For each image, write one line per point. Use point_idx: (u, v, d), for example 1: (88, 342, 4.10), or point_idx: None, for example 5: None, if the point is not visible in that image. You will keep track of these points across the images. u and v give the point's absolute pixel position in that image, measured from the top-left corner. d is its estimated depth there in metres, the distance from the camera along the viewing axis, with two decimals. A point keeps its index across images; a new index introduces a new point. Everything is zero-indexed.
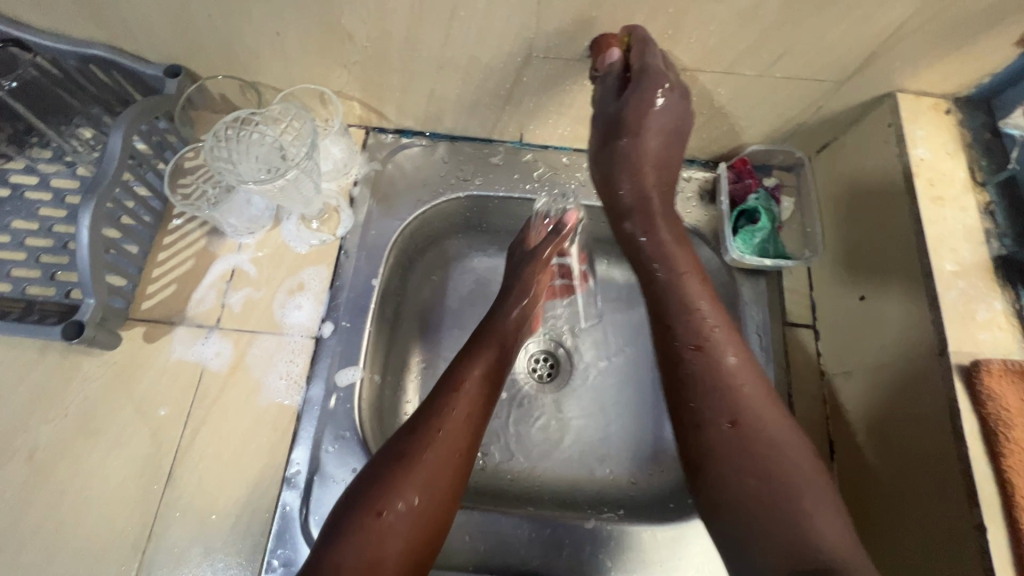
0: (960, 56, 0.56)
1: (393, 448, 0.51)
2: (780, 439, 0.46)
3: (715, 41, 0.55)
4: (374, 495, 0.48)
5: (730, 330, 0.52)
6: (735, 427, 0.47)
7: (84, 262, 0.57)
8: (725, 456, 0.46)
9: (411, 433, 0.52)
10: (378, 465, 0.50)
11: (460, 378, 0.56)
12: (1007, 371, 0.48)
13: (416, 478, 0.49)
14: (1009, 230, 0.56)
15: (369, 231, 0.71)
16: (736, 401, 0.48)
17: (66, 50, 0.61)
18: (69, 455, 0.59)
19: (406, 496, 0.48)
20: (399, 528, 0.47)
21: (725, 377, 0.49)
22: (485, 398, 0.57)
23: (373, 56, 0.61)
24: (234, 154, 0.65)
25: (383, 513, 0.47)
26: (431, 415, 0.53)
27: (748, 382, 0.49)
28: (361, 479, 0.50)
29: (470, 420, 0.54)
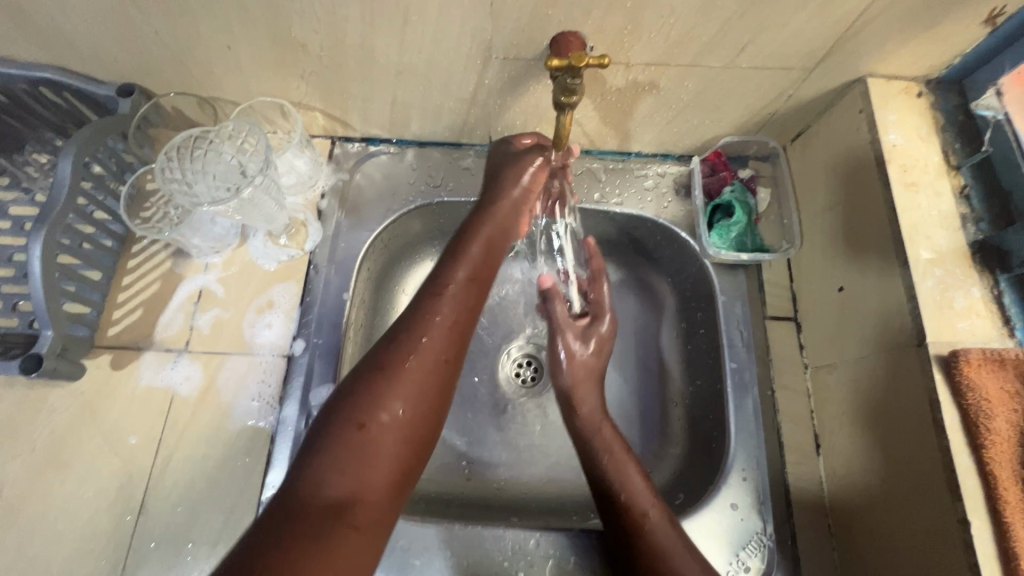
0: (928, 39, 0.55)
1: (370, 360, 0.47)
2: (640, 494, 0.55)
3: (678, 35, 0.54)
4: (355, 407, 0.44)
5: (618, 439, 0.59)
6: (626, 491, 0.55)
7: (38, 292, 0.56)
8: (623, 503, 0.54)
9: (392, 344, 0.48)
10: (354, 375, 0.46)
11: (444, 282, 0.53)
12: (986, 359, 0.47)
13: (402, 387, 0.46)
14: (985, 213, 0.55)
15: (339, 244, 0.69)
16: (622, 471, 0.56)
17: (14, 74, 0.59)
18: (38, 489, 0.58)
19: (391, 406, 0.45)
20: (387, 435, 0.44)
21: (618, 469, 0.56)
22: (470, 304, 0.54)
23: (329, 65, 0.59)
24: (189, 173, 0.64)
25: (365, 425, 0.43)
26: (410, 323, 0.50)
27: (633, 479, 0.56)
28: (332, 398, 0.46)
29: (458, 323, 0.52)
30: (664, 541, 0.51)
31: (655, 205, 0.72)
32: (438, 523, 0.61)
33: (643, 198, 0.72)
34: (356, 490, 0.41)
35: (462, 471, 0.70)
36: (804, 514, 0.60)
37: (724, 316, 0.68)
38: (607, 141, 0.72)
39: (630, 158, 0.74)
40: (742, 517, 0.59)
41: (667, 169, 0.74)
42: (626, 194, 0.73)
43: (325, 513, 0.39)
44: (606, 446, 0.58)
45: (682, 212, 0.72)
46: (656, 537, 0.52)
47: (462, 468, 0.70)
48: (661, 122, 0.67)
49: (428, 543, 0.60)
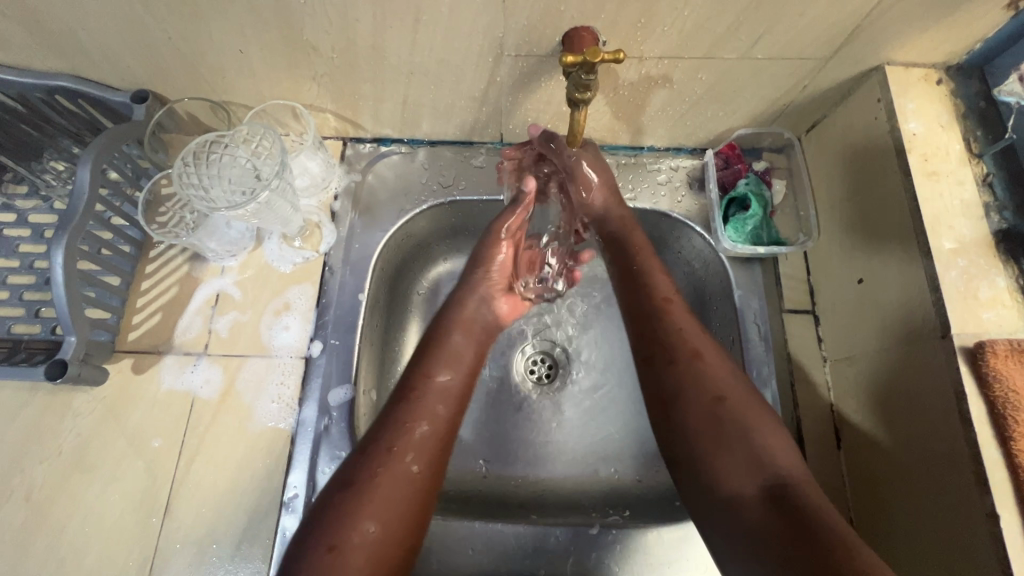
0: (948, 24, 0.54)
1: (340, 475, 0.48)
2: (726, 387, 0.50)
3: (692, 27, 0.53)
4: (329, 528, 0.44)
5: (722, 358, 0.52)
6: (719, 401, 0.49)
7: (61, 299, 0.57)
8: (706, 418, 0.49)
9: (365, 455, 0.48)
10: (329, 491, 0.47)
11: (414, 387, 0.54)
12: (1013, 351, 0.47)
13: (373, 506, 0.45)
14: (1009, 202, 0.54)
15: (353, 246, 0.70)
16: (700, 373, 0.51)
17: (31, 83, 0.59)
18: (65, 492, 0.59)
19: (362, 525, 0.44)
20: (355, 559, 0.43)
21: (708, 380, 0.51)
22: (449, 405, 0.54)
23: (340, 66, 0.59)
24: (206, 178, 0.64)
25: (336, 548, 0.43)
26: (383, 433, 0.50)
27: (725, 388, 0.50)
28: (310, 512, 0.46)
29: (433, 432, 0.51)
30: (773, 450, 0.46)
31: (669, 201, 0.71)
32: (458, 522, 0.61)
33: (657, 193, 0.72)
34: None
35: (479, 469, 0.71)
36: None
37: (740, 310, 0.67)
38: (619, 136, 0.71)
39: (642, 152, 0.74)
40: None
41: (680, 163, 0.73)
42: (638, 188, 0.72)
43: None
44: (681, 334, 0.54)
45: (697, 206, 0.71)
46: (734, 415, 0.48)
47: (479, 465, 0.71)
48: (674, 116, 0.67)
49: (449, 542, 0.60)
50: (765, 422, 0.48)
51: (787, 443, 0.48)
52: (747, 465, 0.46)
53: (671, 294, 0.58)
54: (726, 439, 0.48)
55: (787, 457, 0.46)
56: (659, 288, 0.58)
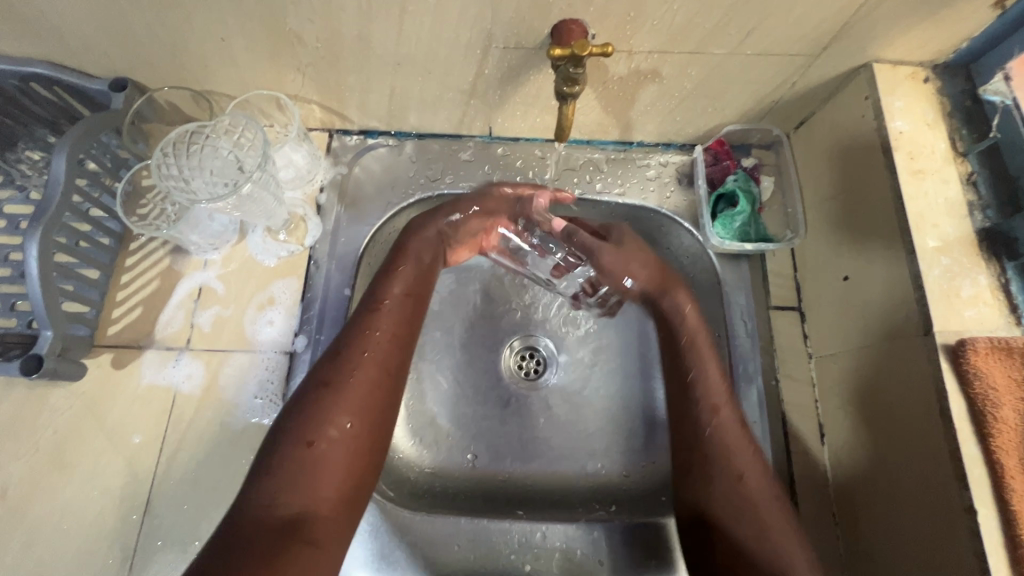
0: (936, 22, 0.54)
1: (317, 375, 0.51)
2: (755, 484, 0.54)
3: (681, 22, 0.53)
4: (305, 423, 0.48)
5: (747, 439, 0.56)
6: (741, 483, 0.54)
7: (36, 292, 0.55)
8: (730, 512, 0.54)
9: (332, 359, 0.52)
10: (305, 389, 0.50)
11: (379, 298, 0.57)
12: (994, 348, 0.47)
13: (347, 402, 0.50)
14: (991, 200, 0.55)
15: (339, 239, 0.69)
16: (733, 458, 0.55)
17: (3, 70, 0.57)
18: (43, 489, 0.57)
19: (338, 421, 0.49)
20: (335, 448, 0.48)
21: (732, 457, 0.55)
22: (406, 318, 0.57)
23: (325, 57, 0.58)
24: (186, 169, 0.63)
25: (314, 443, 0.47)
26: (349, 339, 0.53)
27: (750, 472, 0.54)
28: (291, 405, 0.50)
29: (392, 338, 0.55)
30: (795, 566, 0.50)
31: (658, 196, 0.71)
32: (444, 517, 0.61)
33: (645, 188, 0.72)
34: (305, 505, 0.45)
35: (467, 463, 0.70)
36: (809, 505, 0.60)
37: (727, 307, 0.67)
38: (609, 131, 0.71)
39: (632, 148, 0.74)
40: None
41: (669, 158, 0.73)
42: (627, 183, 0.72)
43: (278, 528, 0.43)
44: (719, 430, 0.57)
45: (685, 203, 0.71)
46: (758, 512, 0.53)
47: (466, 459, 0.70)
48: (664, 111, 0.66)
49: (435, 537, 0.60)
50: (789, 528, 0.52)
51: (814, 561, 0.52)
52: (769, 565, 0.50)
53: (705, 344, 0.62)
54: (761, 535, 0.52)
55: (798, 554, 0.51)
56: (713, 380, 0.59)
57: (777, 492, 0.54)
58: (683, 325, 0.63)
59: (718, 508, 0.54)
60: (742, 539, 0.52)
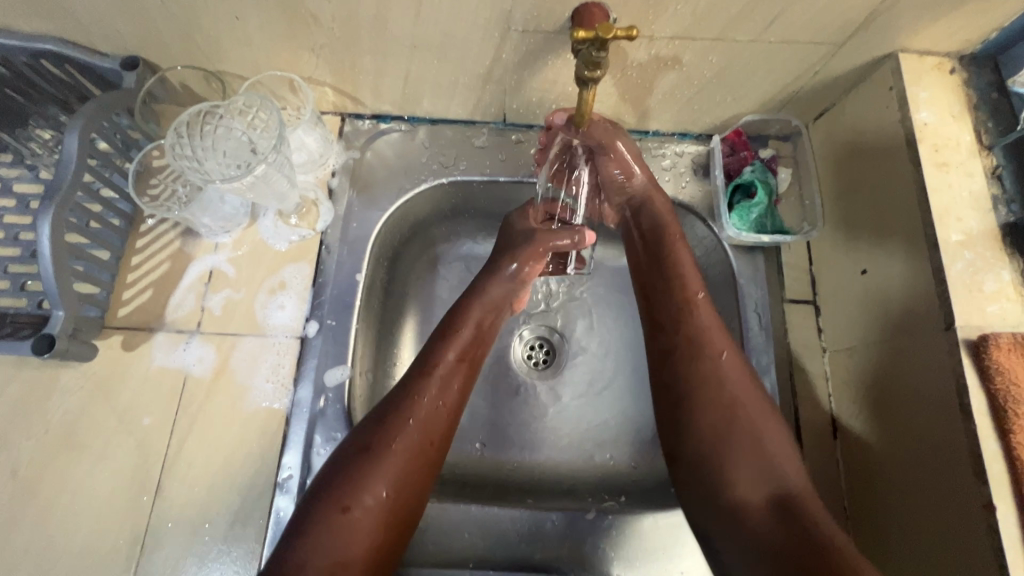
0: (966, 11, 0.53)
1: (358, 437, 0.51)
2: (733, 387, 0.53)
3: (706, 7, 0.52)
4: (342, 488, 0.48)
5: (722, 329, 0.57)
6: (722, 361, 0.54)
7: (48, 272, 0.55)
8: (697, 407, 0.53)
9: (378, 422, 0.52)
10: (345, 453, 0.50)
11: (433, 361, 0.56)
12: (1016, 344, 0.47)
13: (385, 471, 0.49)
14: (1017, 195, 0.54)
15: (350, 225, 0.68)
16: (704, 351, 0.55)
17: (14, 46, 0.56)
18: (53, 470, 0.57)
19: (375, 489, 0.48)
20: (368, 515, 0.48)
21: (705, 345, 0.55)
22: (458, 382, 0.57)
23: (340, 38, 0.57)
24: (199, 150, 0.63)
25: (350, 509, 0.47)
26: (400, 403, 0.53)
27: (724, 356, 0.55)
28: (329, 468, 0.50)
29: (443, 404, 0.54)
30: (786, 471, 0.49)
31: (672, 186, 0.70)
32: (454, 505, 0.61)
33: (660, 178, 0.71)
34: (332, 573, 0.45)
35: (475, 452, 0.70)
36: (822, 499, 0.60)
37: (741, 299, 0.66)
38: (625, 119, 0.70)
39: (647, 137, 0.73)
40: None
41: (685, 148, 0.72)
42: None
43: None
44: (690, 325, 0.56)
45: (700, 193, 0.70)
46: (730, 404, 0.52)
47: (475, 448, 0.70)
48: (682, 100, 0.65)
49: (445, 525, 0.60)
50: (770, 420, 0.52)
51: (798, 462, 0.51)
52: (756, 470, 0.50)
53: (684, 250, 0.62)
54: (729, 428, 0.52)
55: (784, 453, 0.51)
56: (691, 279, 0.59)
57: (759, 394, 0.54)
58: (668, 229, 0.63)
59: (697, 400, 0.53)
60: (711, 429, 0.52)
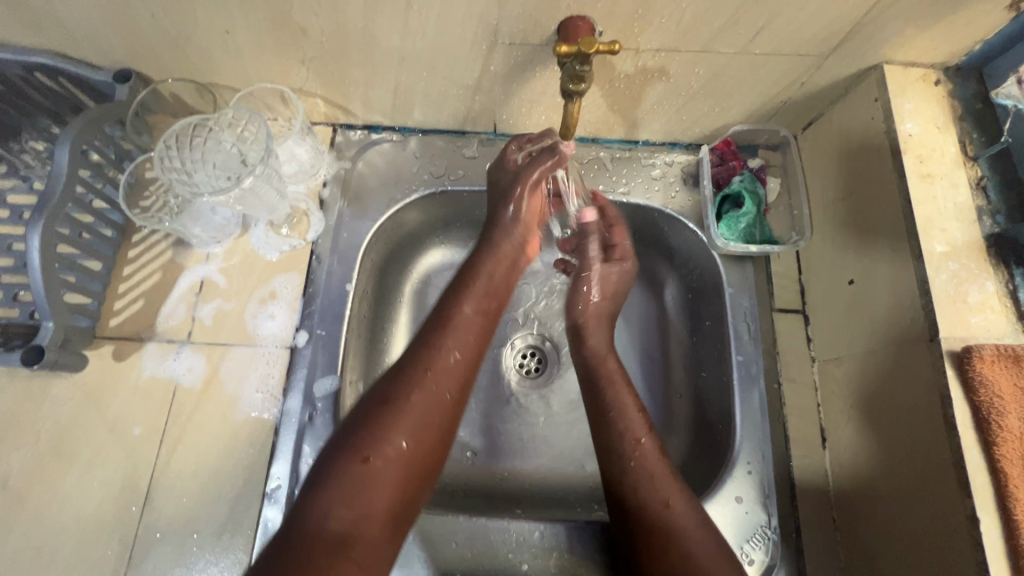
0: (949, 24, 0.53)
1: (378, 390, 0.49)
2: (681, 513, 0.51)
3: (690, 19, 0.52)
4: (362, 439, 0.45)
5: (670, 470, 0.55)
6: (667, 508, 0.52)
7: (37, 283, 0.55)
8: (660, 532, 0.50)
9: (397, 374, 0.50)
10: (363, 405, 0.48)
11: (451, 317, 0.55)
12: (1000, 356, 0.47)
13: (406, 423, 0.47)
14: (1001, 206, 0.54)
15: (341, 234, 0.68)
16: (658, 487, 0.53)
17: (8, 59, 0.57)
18: (43, 480, 0.58)
19: (396, 441, 0.46)
20: (391, 472, 0.45)
21: (657, 484, 0.53)
22: (476, 341, 0.55)
23: (329, 50, 0.58)
24: (189, 162, 0.63)
25: (370, 459, 0.44)
26: (419, 356, 0.51)
27: (671, 493, 0.53)
28: (345, 424, 0.47)
29: (464, 360, 0.53)
30: None
31: (663, 195, 0.71)
32: (441, 514, 0.61)
33: (650, 188, 0.71)
34: (355, 522, 0.42)
35: (466, 460, 0.70)
36: (810, 508, 0.60)
37: (730, 308, 0.67)
38: (614, 129, 0.70)
39: (637, 147, 0.73)
40: (746, 510, 0.59)
41: (675, 158, 0.72)
42: (632, 182, 0.71)
43: (330, 549, 0.40)
44: (644, 467, 0.54)
45: (690, 203, 0.70)
46: (685, 536, 0.50)
47: (466, 456, 0.70)
48: (670, 110, 0.66)
49: (432, 535, 0.60)
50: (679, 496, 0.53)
51: None
52: None
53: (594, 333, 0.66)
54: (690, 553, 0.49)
55: (715, 557, 0.48)
56: (633, 419, 0.58)
57: (673, 473, 0.55)
58: (603, 372, 0.62)
59: (655, 530, 0.50)
60: (659, 520, 0.51)
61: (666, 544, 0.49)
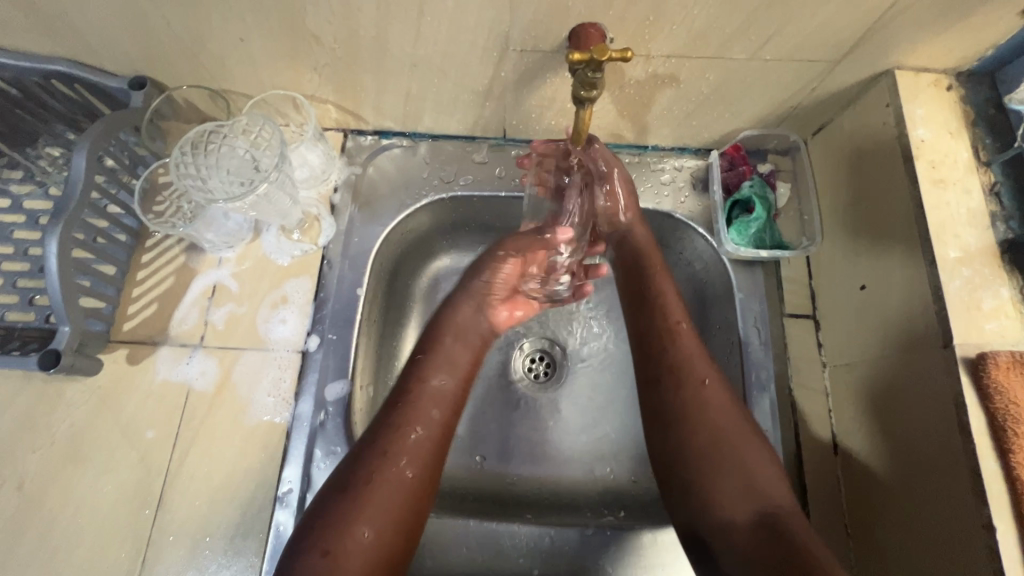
0: (961, 29, 0.53)
1: (346, 474, 0.50)
2: (716, 394, 0.54)
3: (701, 26, 0.52)
4: (328, 525, 0.46)
5: (703, 351, 0.57)
6: (705, 385, 0.54)
7: (54, 288, 0.56)
8: (692, 410, 0.53)
9: (370, 457, 0.51)
10: (331, 489, 0.49)
11: (415, 394, 0.55)
12: (1014, 363, 0.47)
13: (370, 510, 0.48)
14: (1015, 212, 0.54)
15: (352, 239, 0.69)
16: (695, 368, 0.55)
17: (28, 68, 0.58)
18: (58, 482, 0.58)
19: (360, 528, 0.47)
20: (353, 560, 0.46)
21: (693, 364, 0.56)
22: (442, 418, 0.55)
23: (342, 57, 0.58)
24: (203, 168, 0.64)
25: (331, 551, 0.45)
26: (381, 436, 0.52)
27: (707, 373, 0.55)
28: (315, 505, 0.49)
29: (429, 439, 0.53)
30: (762, 478, 0.50)
31: (672, 200, 0.71)
32: (451, 519, 0.61)
33: (660, 193, 0.71)
34: None
35: (475, 465, 0.70)
36: (822, 515, 0.60)
37: (740, 314, 0.67)
38: (624, 134, 0.70)
39: (646, 152, 0.73)
40: None
41: (684, 163, 0.72)
42: (642, 187, 0.72)
43: None
44: (682, 348, 0.57)
45: (700, 208, 0.70)
46: (713, 411, 0.53)
47: (475, 461, 0.70)
48: (680, 115, 0.66)
49: (443, 539, 0.60)
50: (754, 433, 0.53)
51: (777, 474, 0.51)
52: (738, 484, 0.50)
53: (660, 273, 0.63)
54: (718, 436, 0.52)
55: (741, 431, 0.52)
56: (671, 308, 0.60)
57: (705, 355, 0.57)
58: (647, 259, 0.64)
59: (681, 404, 0.54)
60: (692, 393, 0.54)
61: (693, 421, 0.53)
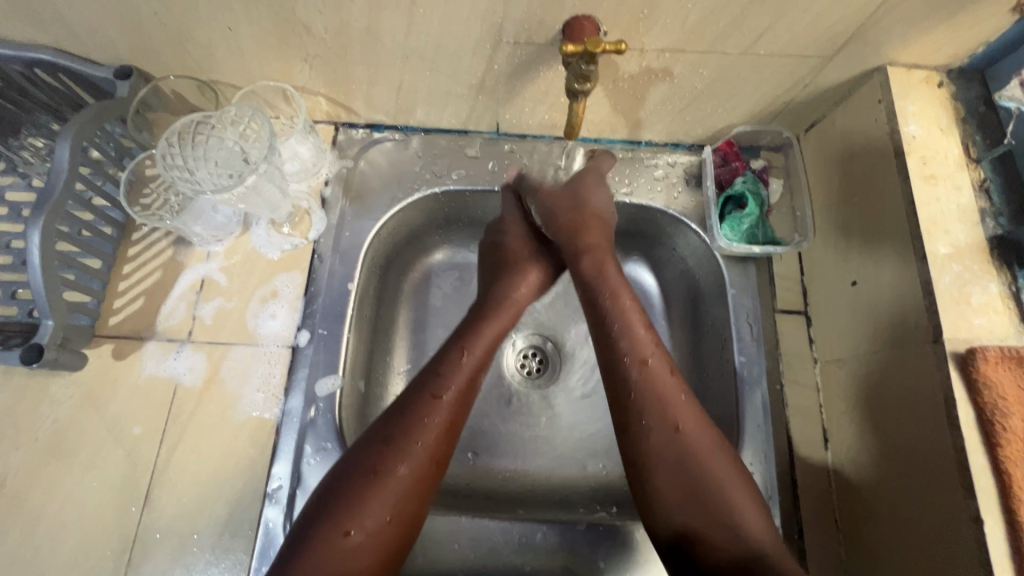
0: (953, 26, 0.53)
1: (367, 458, 0.49)
2: (693, 437, 0.52)
3: (696, 19, 0.52)
4: (343, 511, 0.46)
5: (681, 389, 0.55)
6: (678, 432, 0.52)
7: (37, 282, 0.55)
8: (665, 459, 0.52)
9: (389, 443, 0.50)
10: (350, 472, 0.49)
11: (440, 383, 0.54)
12: (1003, 357, 0.47)
13: (388, 497, 0.48)
14: (1005, 208, 0.54)
15: (343, 234, 0.68)
16: (669, 409, 0.53)
17: (8, 56, 0.56)
18: (42, 479, 0.57)
19: (377, 514, 0.47)
20: (367, 545, 0.46)
21: (669, 410, 0.53)
22: (463, 405, 0.55)
23: (332, 48, 0.57)
24: (191, 160, 0.63)
25: (350, 532, 0.46)
26: (405, 424, 0.51)
27: (683, 417, 0.53)
28: (330, 487, 0.48)
29: (449, 428, 0.53)
30: (749, 523, 0.49)
31: (665, 195, 0.70)
32: (442, 516, 0.61)
33: (653, 188, 0.71)
34: None
35: (467, 461, 0.70)
36: (812, 509, 0.60)
37: (732, 309, 0.67)
38: (618, 129, 0.70)
39: (640, 147, 0.73)
40: None
41: (678, 158, 0.72)
42: (635, 183, 0.71)
43: None
44: (655, 394, 0.54)
45: (693, 203, 0.70)
46: (697, 463, 0.51)
47: (467, 457, 0.70)
48: (674, 110, 0.66)
49: (434, 536, 0.60)
50: (736, 478, 0.51)
51: (763, 514, 0.51)
52: (722, 531, 0.49)
53: (627, 297, 0.60)
54: (700, 488, 0.50)
55: (727, 478, 0.51)
56: (641, 338, 0.57)
57: (686, 397, 0.55)
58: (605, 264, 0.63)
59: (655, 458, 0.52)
60: (667, 445, 0.52)
61: (670, 476, 0.51)
